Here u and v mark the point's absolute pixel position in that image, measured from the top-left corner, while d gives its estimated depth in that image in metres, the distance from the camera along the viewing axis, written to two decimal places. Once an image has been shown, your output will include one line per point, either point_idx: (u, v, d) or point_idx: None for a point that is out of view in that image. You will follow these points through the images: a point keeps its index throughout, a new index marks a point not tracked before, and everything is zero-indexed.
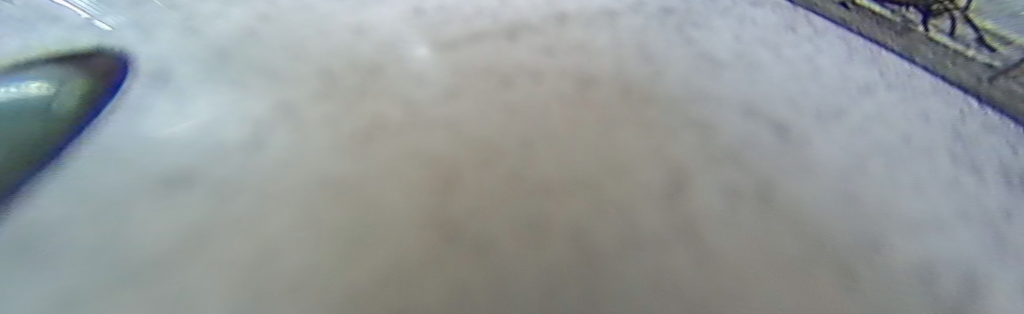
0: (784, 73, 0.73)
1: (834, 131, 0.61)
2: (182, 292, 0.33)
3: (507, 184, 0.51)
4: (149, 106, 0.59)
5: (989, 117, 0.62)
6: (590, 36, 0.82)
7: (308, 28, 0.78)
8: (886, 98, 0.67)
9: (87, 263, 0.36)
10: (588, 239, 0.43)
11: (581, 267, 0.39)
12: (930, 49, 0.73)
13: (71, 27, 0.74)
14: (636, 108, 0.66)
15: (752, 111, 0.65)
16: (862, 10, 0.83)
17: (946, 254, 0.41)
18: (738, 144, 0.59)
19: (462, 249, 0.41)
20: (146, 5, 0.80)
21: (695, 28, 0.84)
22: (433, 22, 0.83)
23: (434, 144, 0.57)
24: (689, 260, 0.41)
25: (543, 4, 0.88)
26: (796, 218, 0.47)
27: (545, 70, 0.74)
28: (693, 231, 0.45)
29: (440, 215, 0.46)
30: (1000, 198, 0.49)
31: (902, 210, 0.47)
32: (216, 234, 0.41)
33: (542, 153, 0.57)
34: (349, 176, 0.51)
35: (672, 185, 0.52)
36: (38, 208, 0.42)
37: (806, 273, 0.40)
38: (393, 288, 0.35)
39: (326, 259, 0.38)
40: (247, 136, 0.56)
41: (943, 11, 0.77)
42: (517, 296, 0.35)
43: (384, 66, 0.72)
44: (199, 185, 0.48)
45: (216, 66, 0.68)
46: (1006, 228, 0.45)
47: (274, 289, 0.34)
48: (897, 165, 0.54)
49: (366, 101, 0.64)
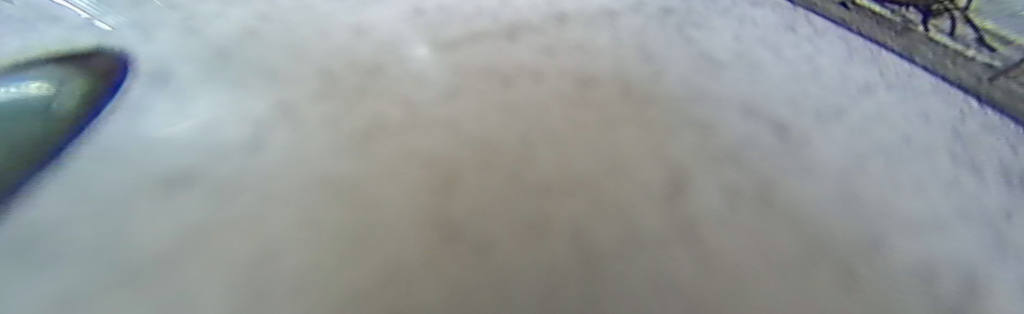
0: (784, 73, 0.73)
1: (834, 131, 0.61)
2: (182, 292, 0.33)
3: (507, 183, 0.52)
4: (149, 106, 0.59)
5: (989, 117, 0.62)
6: (590, 36, 0.82)
7: (308, 28, 0.78)
8: (887, 98, 0.67)
9: (87, 264, 0.36)
10: (589, 239, 0.43)
11: (580, 266, 0.39)
12: (930, 49, 0.73)
13: (70, 27, 0.74)
14: (636, 108, 0.66)
15: (753, 112, 0.65)
16: (862, 10, 0.83)
17: (947, 255, 0.41)
18: (739, 145, 0.59)
19: (462, 249, 0.41)
20: (146, 5, 0.80)
21: (694, 28, 0.84)
22: (433, 22, 0.83)
23: (434, 144, 0.57)
24: (689, 260, 0.41)
25: (543, 4, 0.88)
26: (796, 218, 0.47)
27: (545, 71, 0.74)
28: (693, 230, 0.45)
29: (440, 215, 0.46)
30: (1001, 198, 0.49)
31: (902, 210, 0.47)
32: (216, 234, 0.41)
33: (542, 153, 0.57)
34: (350, 176, 0.51)
35: (672, 185, 0.52)
36: (37, 209, 0.42)
37: (806, 273, 0.40)
38: (393, 289, 0.35)
39: (326, 259, 0.38)
40: (246, 136, 0.56)
41: (943, 11, 0.77)
42: (518, 296, 0.35)
43: (383, 66, 0.72)
44: (199, 186, 0.48)
45: (216, 66, 0.68)
46: (1006, 228, 0.45)
47: (274, 289, 0.34)
48: (897, 165, 0.54)
49: (366, 101, 0.64)
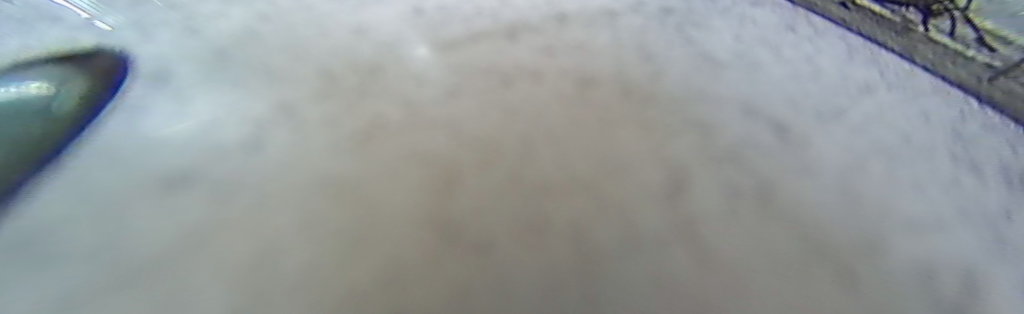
0: (785, 73, 0.73)
1: (834, 131, 0.61)
2: (183, 293, 0.33)
3: (507, 184, 0.51)
4: (150, 106, 0.60)
5: (989, 117, 0.62)
6: (590, 36, 0.82)
7: (309, 28, 0.78)
8: (887, 98, 0.67)
9: (87, 263, 0.35)
10: (588, 239, 0.43)
11: (580, 266, 0.39)
12: (931, 49, 0.73)
13: (70, 27, 0.74)
14: (636, 108, 0.66)
15: (753, 112, 0.65)
16: (862, 10, 0.82)
17: (946, 255, 0.41)
18: (739, 145, 0.59)
19: (462, 248, 0.41)
20: (146, 5, 0.81)
21: (694, 28, 0.84)
22: (433, 22, 0.82)
23: (434, 145, 0.57)
24: (689, 260, 0.41)
25: (543, 4, 0.88)
26: (796, 218, 0.48)
27: (544, 71, 0.74)
28: (692, 230, 0.46)
29: (440, 215, 0.46)
30: (1000, 197, 0.50)
31: (902, 209, 0.48)
32: (217, 236, 0.41)
33: (541, 153, 0.57)
34: (349, 176, 0.51)
35: (672, 185, 0.52)
36: (37, 208, 0.42)
37: (806, 275, 0.40)
38: (393, 288, 0.35)
39: (326, 259, 0.38)
40: (246, 136, 0.56)
41: (943, 11, 0.77)
42: (518, 298, 0.35)
43: (384, 66, 0.71)
44: (199, 185, 0.48)
45: (215, 66, 0.68)
46: (1007, 228, 0.45)
47: (274, 289, 0.34)
48: (898, 164, 0.55)
49: (367, 101, 0.64)
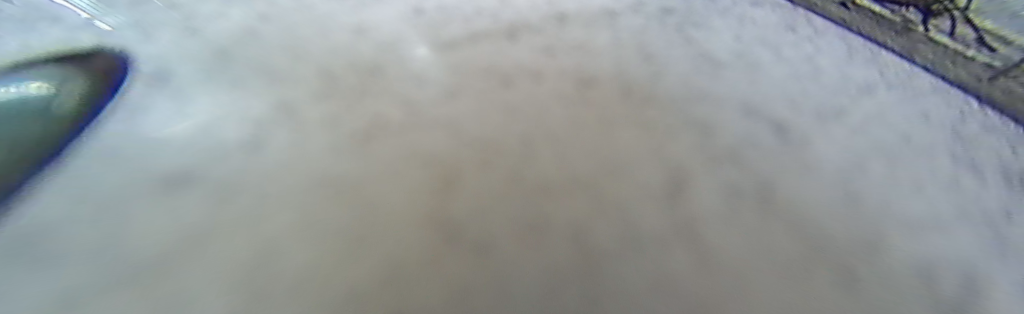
0: (784, 73, 0.73)
1: (834, 131, 0.61)
2: (184, 293, 0.33)
3: (507, 184, 0.51)
4: (149, 106, 0.60)
5: (989, 118, 0.63)
6: (589, 36, 0.82)
7: (309, 28, 0.78)
8: (887, 98, 0.67)
9: (88, 262, 0.35)
10: (588, 238, 0.43)
11: (580, 266, 0.39)
12: (930, 49, 0.73)
13: (70, 27, 0.73)
14: (636, 108, 0.66)
15: (753, 112, 0.65)
16: (862, 9, 0.82)
17: (947, 256, 0.41)
18: (739, 145, 0.59)
19: (462, 248, 0.41)
20: (146, 5, 0.80)
21: (694, 28, 0.84)
22: (433, 22, 0.82)
23: (434, 145, 0.57)
24: (689, 260, 0.41)
25: (543, 4, 0.88)
26: (796, 218, 0.48)
27: (544, 71, 0.74)
28: (692, 230, 0.46)
29: (439, 215, 0.46)
30: (999, 198, 0.50)
31: (902, 209, 0.48)
32: (218, 235, 0.41)
33: (542, 153, 0.57)
34: (349, 176, 0.51)
35: (672, 185, 0.52)
36: (38, 208, 0.42)
37: (807, 276, 0.40)
38: (393, 287, 0.35)
39: (326, 259, 0.39)
40: (246, 135, 0.56)
41: (943, 11, 0.76)
42: (518, 299, 0.35)
43: (384, 66, 0.71)
44: (200, 185, 0.48)
45: (215, 66, 0.68)
46: (1005, 228, 0.46)
47: (274, 289, 0.34)
48: (898, 164, 0.55)
49: (367, 101, 0.64)
